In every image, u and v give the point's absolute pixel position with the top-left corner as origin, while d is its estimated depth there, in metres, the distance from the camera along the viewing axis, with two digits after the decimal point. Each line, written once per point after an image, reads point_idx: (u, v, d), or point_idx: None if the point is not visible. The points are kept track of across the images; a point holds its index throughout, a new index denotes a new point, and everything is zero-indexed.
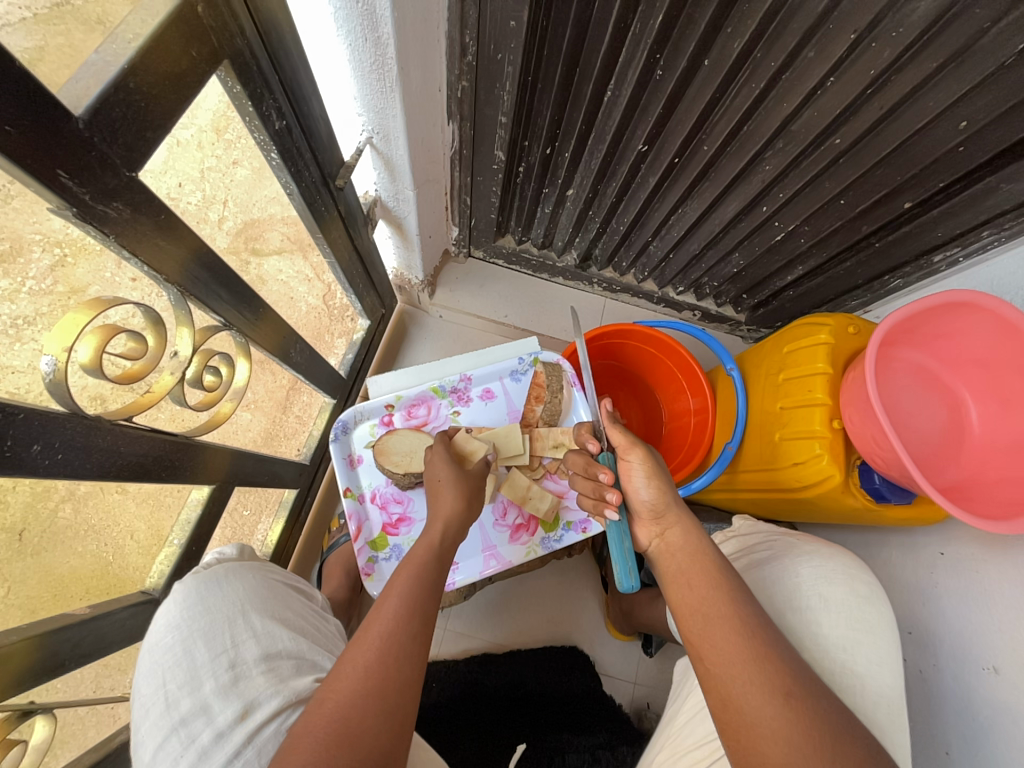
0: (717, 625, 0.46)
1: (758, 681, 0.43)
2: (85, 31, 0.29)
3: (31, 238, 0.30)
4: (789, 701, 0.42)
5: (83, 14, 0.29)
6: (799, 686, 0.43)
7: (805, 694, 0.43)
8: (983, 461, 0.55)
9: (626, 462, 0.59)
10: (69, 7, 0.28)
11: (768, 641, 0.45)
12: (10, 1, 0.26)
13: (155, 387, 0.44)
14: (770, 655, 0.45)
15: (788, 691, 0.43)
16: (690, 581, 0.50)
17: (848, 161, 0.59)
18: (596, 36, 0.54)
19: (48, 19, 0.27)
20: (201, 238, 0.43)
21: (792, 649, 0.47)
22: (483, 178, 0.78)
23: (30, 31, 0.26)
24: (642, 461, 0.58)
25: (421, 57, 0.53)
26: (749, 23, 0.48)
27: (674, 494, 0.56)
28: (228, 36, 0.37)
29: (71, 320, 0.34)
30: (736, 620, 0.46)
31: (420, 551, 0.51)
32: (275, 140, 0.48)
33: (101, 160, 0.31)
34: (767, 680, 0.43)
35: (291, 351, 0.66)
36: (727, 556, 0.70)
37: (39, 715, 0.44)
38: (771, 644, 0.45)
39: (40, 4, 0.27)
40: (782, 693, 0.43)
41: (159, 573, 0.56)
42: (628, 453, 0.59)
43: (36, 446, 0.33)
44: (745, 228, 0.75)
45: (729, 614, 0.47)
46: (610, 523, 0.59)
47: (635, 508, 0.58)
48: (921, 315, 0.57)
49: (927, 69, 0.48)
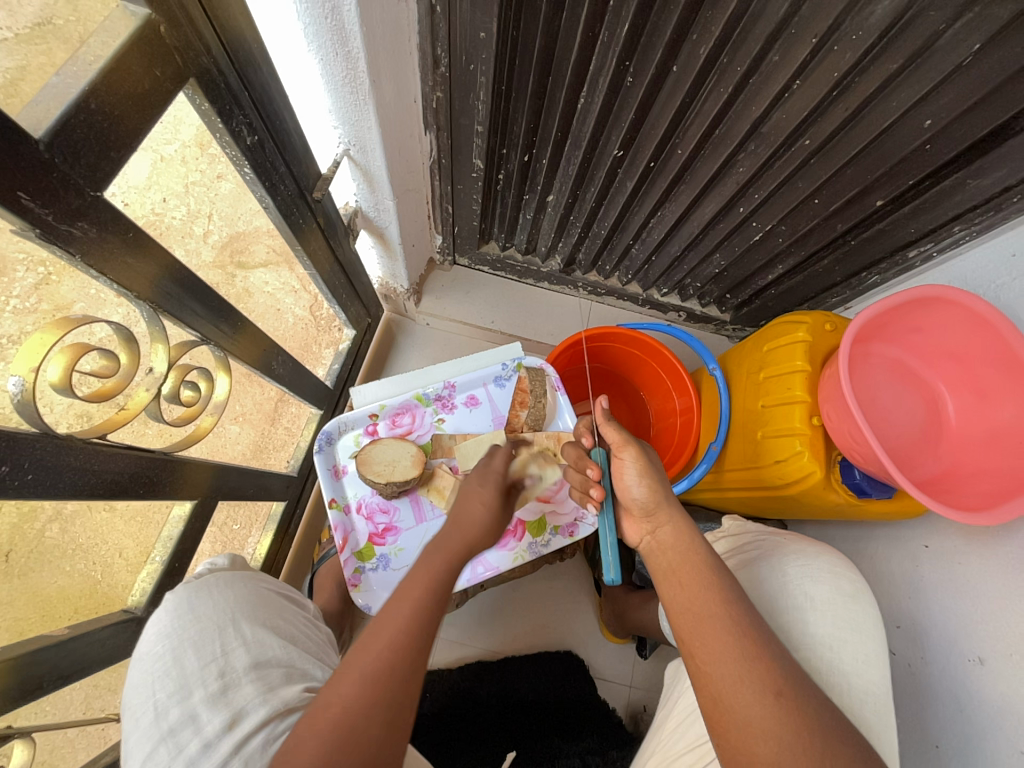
0: (710, 622, 0.46)
1: (749, 680, 0.43)
2: (65, 49, 0.31)
3: (14, 258, 0.32)
4: (781, 700, 0.42)
5: (64, 33, 0.30)
6: (790, 685, 0.43)
7: (796, 694, 0.43)
8: (960, 453, 0.56)
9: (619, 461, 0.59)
10: (51, 28, 0.30)
11: (760, 641, 0.45)
12: None
13: (130, 404, 0.44)
14: (763, 654, 0.44)
15: (780, 690, 0.43)
16: (683, 579, 0.50)
17: (819, 161, 0.60)
18: (565, 46, 0.55)
19: (27, 37, 0.29)
20: (174, 255, 0.43)
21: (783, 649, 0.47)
22: (463, 186, 0.79)
23: (11, 51, 0.28)
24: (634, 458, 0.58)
25: (392, 70, 0.53)
26: (713, 29, 0.49)
27: (666, 491, 0.56)
28: (194, 55, 0.38)
29: (37, 341, 0.34)
30: (728, 617, 0.46)
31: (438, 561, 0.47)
32: (247, 155, 0.48)
33: (63, 181, 0.31)
34: (758, 678, 0.43)
35: (274, 363, 0.66)
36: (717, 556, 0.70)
37: (16, 740, 0.42)
38: (763, 643, 0.45)
39: (22, 25, 0.29)
40: (774, 691, 0.43)
41: (142, 591, 0.55)
42: (622, 450, 0.59)
43: (4, 467, 0.33)
44: (723, 229, 0.76)
45: (722, 614, 0.46)
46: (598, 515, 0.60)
47: (626, 505, 0.58)
48: (895, 311, 0.58)
49: (889, 70, 0.49)
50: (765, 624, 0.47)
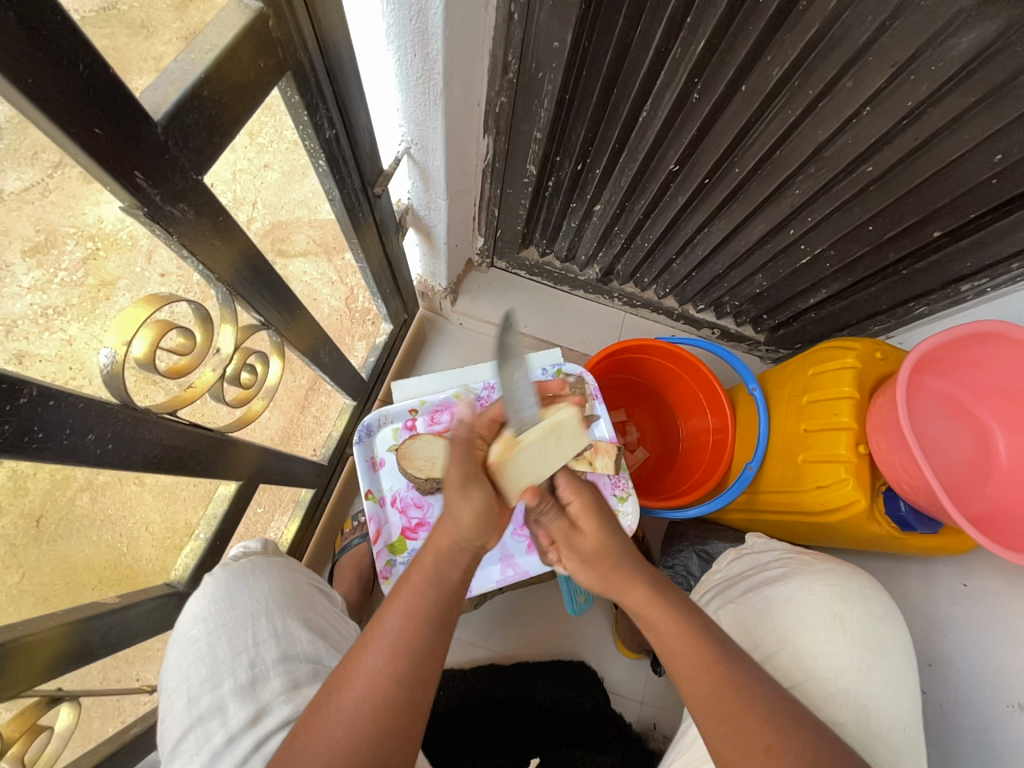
0: (673, 659, 0.47)
1: (741, 737, 0.44)
2: (130, 35, 0.29)
3: (65, 231, 0.29)
4: (770, 756, 0.43)
5: (128, 18, 0.28)
6: (780, 741, 0.43)
7: (787, 747, 0.43)
8: (1008, 493, 0.55)
9: (565, 537, 0.52)
10: (116, 13, 0.27)
11: (746, 696, 0.45)
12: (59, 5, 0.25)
13: (197, 383, 0.45)
14: (748, 710, 0.44)
15: (769, 746, 0.43)
16: (669, 644, 0.48)
17: (880, 188, 0.60)
18: (636, 59, 0.55)
19: (92, 22, 0.26)
20: (250, 240, 0.44)
21: (763, 682, 0.46)
22: (513, 190, 0.80)
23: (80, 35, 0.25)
24: (583, 532, 0.51)
25: (464, 73, 0.54)
26: (789, 51, 0.49)
27: (618, 545, 0.51)
28: (293, 49, 0.39)
29: (131, 314, 0.35)
30: (695, 659, 0.46)
31: (415, 581, 0.46)
32: (324, 147, 0.49)
33: (172, 164, 0.32)
34: (748, 735, 0.43)
35: (320, 352, 0.67)
36: (721, 576, 0.68)
37: (65, 702, 0.45)
38: (748, 695, 0.45)
39: (87, 9, 0.26)
40: (762, 747, 0.43)
41: (184, 567, 0.57)
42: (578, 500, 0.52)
43: (91, 435, 0.34)
44: (770, 250, 0.76)
45: (699, 677, 0.46)
46: (563, 547, 0.53)
47: (584, 553, 0.51)
48: (951, 346, 0.57)
49: (965, 102, 0.48)
50: (753, 671, 0.47)
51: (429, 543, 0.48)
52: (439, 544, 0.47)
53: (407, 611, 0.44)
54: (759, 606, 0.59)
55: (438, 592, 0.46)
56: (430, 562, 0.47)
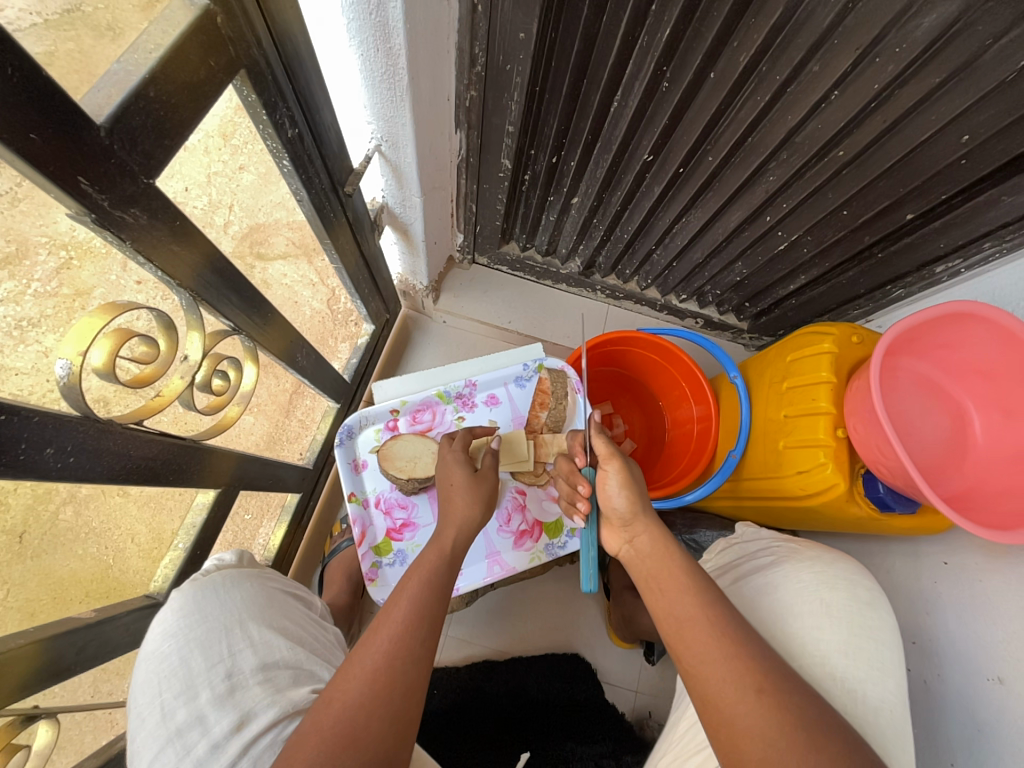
0: (687, 634, 0.45)
1: (779, 668, 0.44)
2: (95, 37, 0.29)
3: (37, 241, 0.30)
4: (797, 690, 0.43)
5: (93, 20, 0.29)
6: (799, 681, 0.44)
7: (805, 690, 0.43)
8: (985, 472, 0.56)
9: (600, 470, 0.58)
10: (79, 13, 0.28)
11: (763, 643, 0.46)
12: (21, 7, 0.25)
13: (164, 392, 0.44)
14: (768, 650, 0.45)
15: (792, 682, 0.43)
16: (686, 633, 0.46)
17: (852, 173, 0.60)
18: (604, 48, 0.54)
19: (56, 24, 0.27)
20: (214, 245, 0.43)
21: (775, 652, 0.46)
22: (489, 185, 0.79)
23: (41, 36, 0.26)
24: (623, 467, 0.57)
25: (430, 68, 0.54)
26: (754, 36, 0.49)
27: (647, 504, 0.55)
28: (245, 46, 0.38)
29: (87, 324, 0.34)
30: (711, 629, 0.45)
31: (430, 555, 0.50)
32: (287, 147, 0.48)
33: (120, 168, 0.31)
34: (779, 671, 0.43)
35: (298, 355, 0.66)
36: None
37: (41, 720, 0.44)
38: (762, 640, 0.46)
39: (51, 11, 0.27)
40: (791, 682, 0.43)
41: (164, 577, 0.56)
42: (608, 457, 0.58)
43: (49, 450, 0.34)
44: (748, 238, 0.76)
45: (712, 651, 0.44)
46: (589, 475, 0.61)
47: (608, 507, 0.56)
48: (923, 326, 0.57)
49: (931, 83, 0.48)
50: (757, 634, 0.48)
51: (447, 520, 0.54)
52: (452, 531, 0.53)
53: (427, 578, 0.47)
54: (747, 596, 0.60)
55: (450, 567, 0.50)
56: (447, 539, 0.52)
